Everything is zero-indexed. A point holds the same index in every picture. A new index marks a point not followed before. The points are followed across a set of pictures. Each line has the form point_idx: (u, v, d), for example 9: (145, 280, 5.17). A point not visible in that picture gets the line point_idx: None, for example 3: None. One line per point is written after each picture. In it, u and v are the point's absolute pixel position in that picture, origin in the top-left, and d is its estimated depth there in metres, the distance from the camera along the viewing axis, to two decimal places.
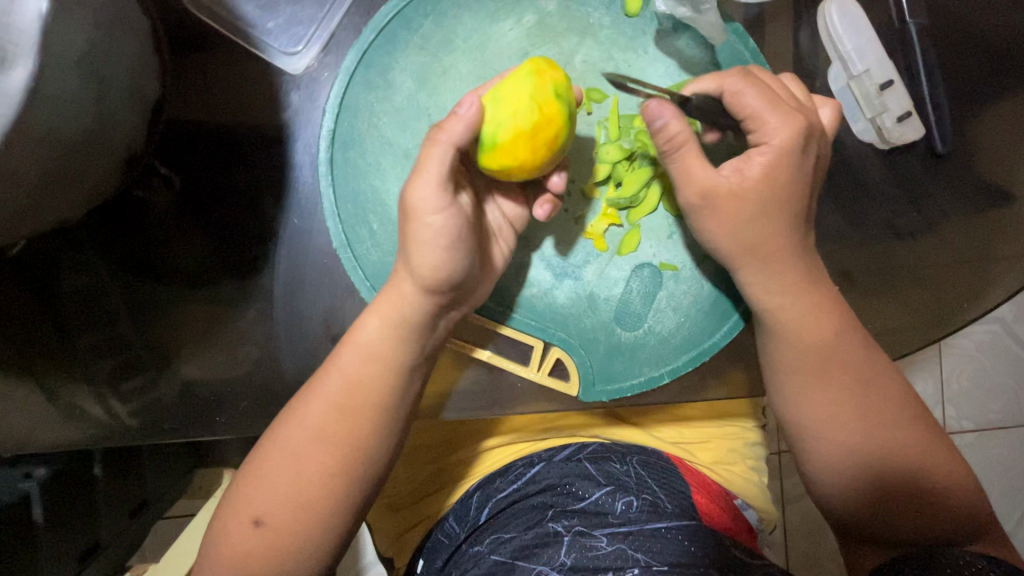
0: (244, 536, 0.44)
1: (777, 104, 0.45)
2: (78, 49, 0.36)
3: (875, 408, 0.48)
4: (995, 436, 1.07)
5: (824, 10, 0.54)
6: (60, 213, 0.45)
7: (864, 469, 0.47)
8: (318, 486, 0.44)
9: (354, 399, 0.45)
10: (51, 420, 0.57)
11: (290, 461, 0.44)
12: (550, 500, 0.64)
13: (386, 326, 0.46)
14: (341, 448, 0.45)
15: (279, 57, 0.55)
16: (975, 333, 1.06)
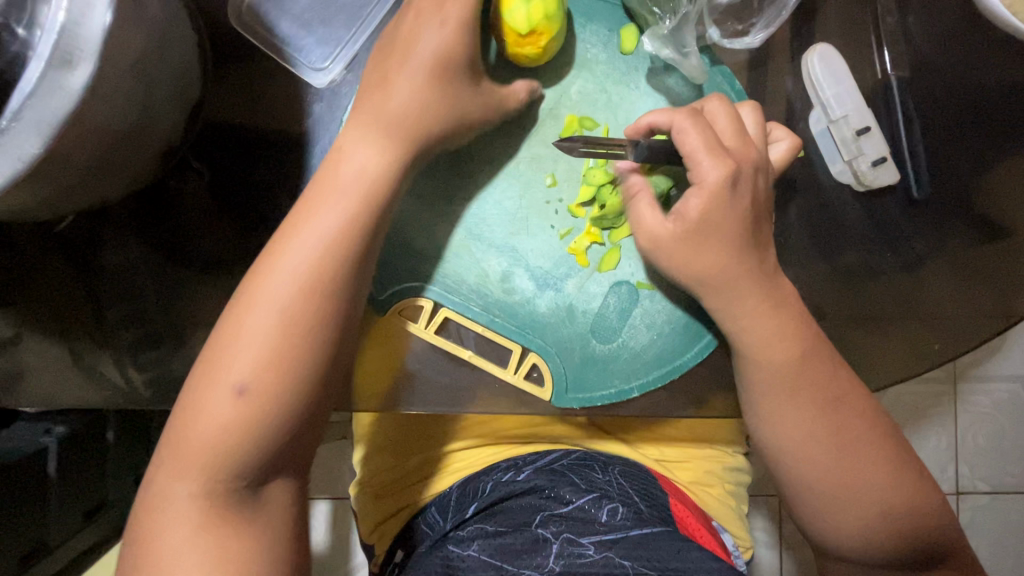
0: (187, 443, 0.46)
1: (715, 148, 0.51)
2: (134, 53, 0.42)
3: (843, 430, 0.52)
4: (1010, 501, 1.07)
5: (805, 60, 0.58)
6: (104, 192, 0.52)
7: (830, 481, 0.52)
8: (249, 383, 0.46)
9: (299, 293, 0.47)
10: (77, 381, 0.63)
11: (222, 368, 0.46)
12: (537, 502, 0.66)
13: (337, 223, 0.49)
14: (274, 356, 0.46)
15: (309, 73, 0.62)
16: (993, 391, 1.05)
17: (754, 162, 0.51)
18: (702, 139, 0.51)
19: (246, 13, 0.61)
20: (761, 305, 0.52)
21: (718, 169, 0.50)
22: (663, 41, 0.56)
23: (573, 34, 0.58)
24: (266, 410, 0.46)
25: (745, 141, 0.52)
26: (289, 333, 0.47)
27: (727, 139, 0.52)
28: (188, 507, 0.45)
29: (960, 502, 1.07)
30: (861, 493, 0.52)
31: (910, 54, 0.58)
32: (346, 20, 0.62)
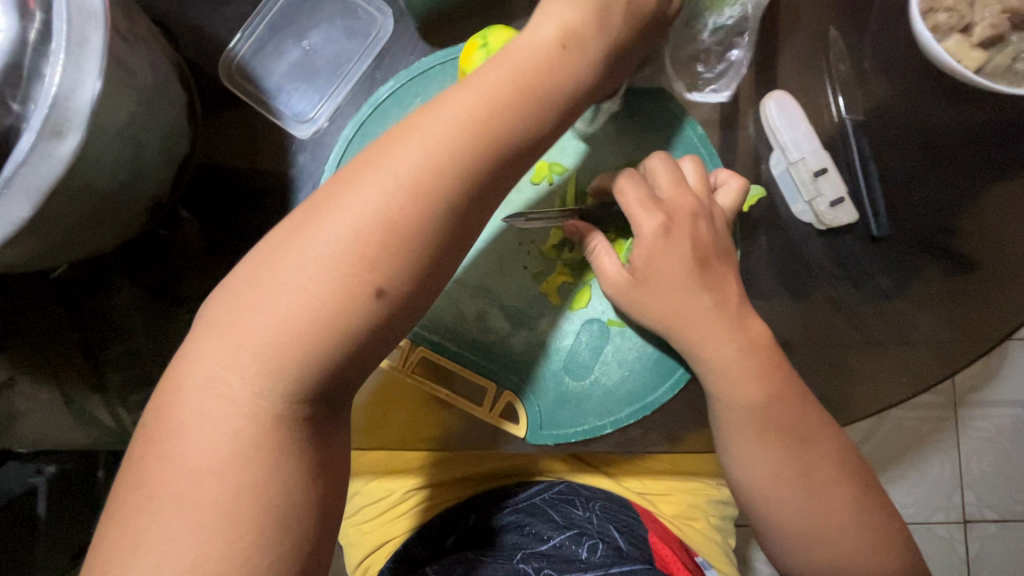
0: (211, 420, 0.36)
1: (653, 200, 0.53)
2: (122, 118, 0.45)
3: (813, 466, 0.53)
4: (1020, 529, 1.05)
5: (763, 106, 0.61)
6: (96, 244, 0.55)
7: (806, 519, 0.53)
8: (280, 356, 0.36)
9: (353, 249, 0.36)
10: (66, 423, 0.65)
11: (250, 332, 0.37)
12: (517, 541, 0.70)
13: (417, 170, 0.38)
14: (317, 331, 0.36)
15: (294, 125, 0.65)
16: (995, 416, 1.05)
17: (695, 210, 0.53)
18: (640, 194, 0.53)
19: (236, 70, 0.64)
20: (730, 343, 0.53)
21: (652, 221, 0.52)
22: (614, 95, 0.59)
23: None
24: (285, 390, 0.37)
25: (684, 188, 0.54)
26: (331, 303, 0.36)
27: (665, 193, 0.54)
28: (183, 505, 0.35)
29: (969, 532, 1.05)
30: (837, 531, 0.53)
31: (863, 99, 0.61)
32: (330, 75, 0.65)
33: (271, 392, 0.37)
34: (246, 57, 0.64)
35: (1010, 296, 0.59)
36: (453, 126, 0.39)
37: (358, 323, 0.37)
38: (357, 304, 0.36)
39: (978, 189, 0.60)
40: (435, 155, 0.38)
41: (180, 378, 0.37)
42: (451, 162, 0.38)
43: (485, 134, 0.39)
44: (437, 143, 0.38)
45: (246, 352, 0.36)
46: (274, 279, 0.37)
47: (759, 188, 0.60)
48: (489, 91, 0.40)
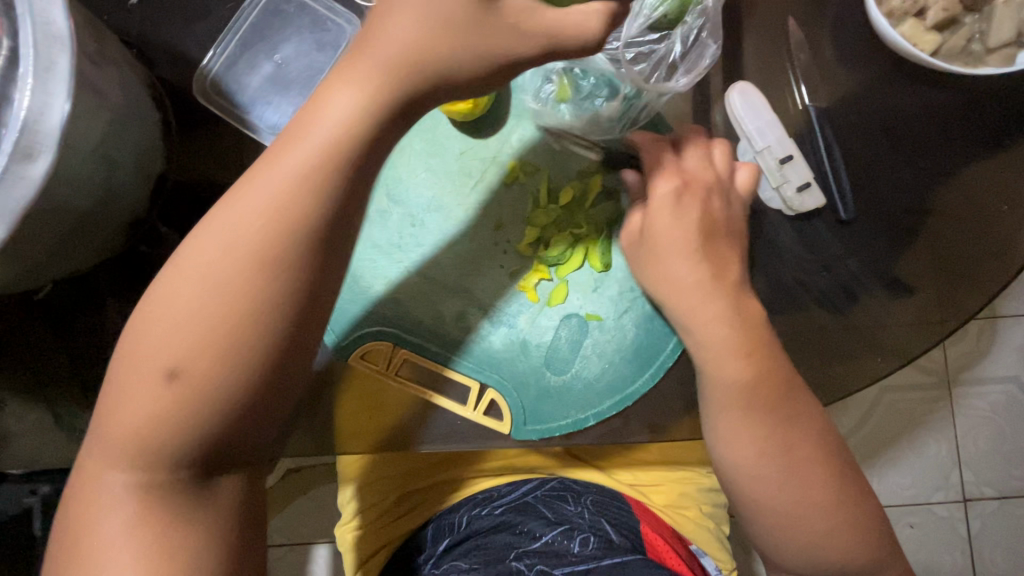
0: (101, 492, 0.41)
1: (676, 168, 0.58)
2: (94, 139, 0.46)
3: (794, 448, 0.54)
4: (1018, 505, 1.06)
5: (727, 98, 0.61)
6: (76, 262, 0.55)
7: (788, 500, 0.54)
8: (152, 437, 0.40)
9: (176, 333, 0.39)
10: (56, 441, 0.66)
11: (106, 427, 0.40)
12: (509, 540, 0.70)
13: (217, 247, 0.39)
14: (159, 413, 0.39)
15: (268, 137, 0.65)
16: (987, 393, 1.06)
17: (712, 185, 0.57)
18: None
19: (209, 86, 0.65)
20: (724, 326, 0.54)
21: (666, 187, 0.57)
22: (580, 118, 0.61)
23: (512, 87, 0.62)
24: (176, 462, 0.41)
25: (709, 166, 0.58)
26: (170, 385, 0.39)
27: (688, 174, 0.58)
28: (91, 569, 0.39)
29: (968, 510, 1.06)
30: (817, 510, 0.54)
31: (827, 86, 0.62)
32: (303, 87, 0.66)
33: (143, 473, 0.41)
34: (218, 72, 0.65)
35: (980, 272, 0.60)
36: (262, 196, 0.39)
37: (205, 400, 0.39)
38: (183, 387, 0.39)
39: (944, 169, 0.61)
40: (254, 232, 0.38)
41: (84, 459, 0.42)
42: (261, 232, 0.38)
43: (295, 196, 0.39)
44: (230, 236, 0.39)
45: (117, 440, 0.40)
46: (122, 374, 0.40)
47: None
48: (290, 155, 0.39)
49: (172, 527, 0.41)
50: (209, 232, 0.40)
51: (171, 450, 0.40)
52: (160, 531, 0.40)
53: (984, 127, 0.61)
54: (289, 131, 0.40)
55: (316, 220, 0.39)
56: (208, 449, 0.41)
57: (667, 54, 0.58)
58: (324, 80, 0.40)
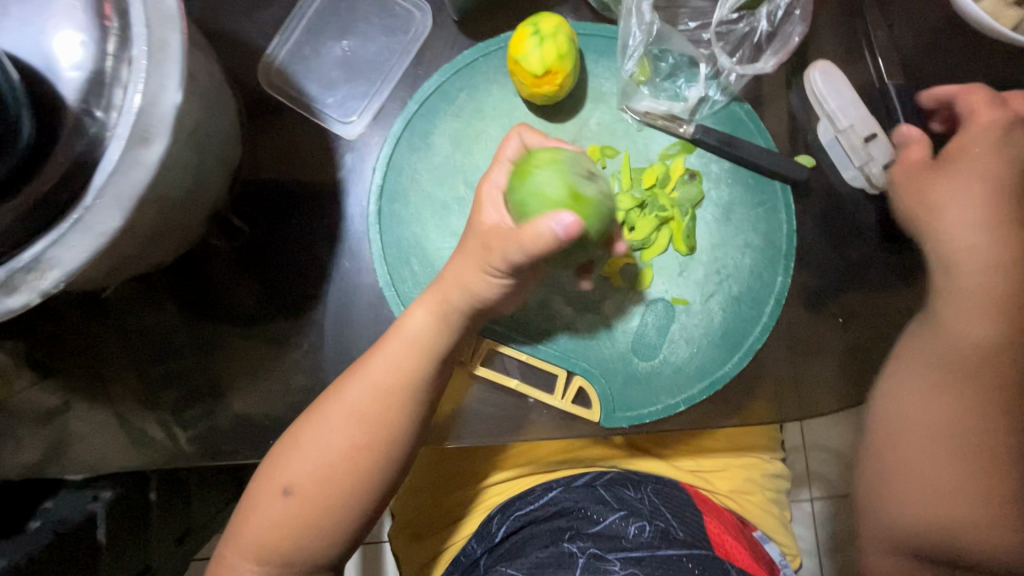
0: (260, 514, 0.51)
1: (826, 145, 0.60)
2: (190, 126, 0.45)
3: (921, 417, 0.55)
4: None
5: (807, 77, 0.62)
6: (159, 256, 0.54)
7: (898, 465, 0.55)
8: (323, 480, 0.51)
9: (347, 427, 0.52)
10: (122, 443, 0.64)
11: (280, 468, 0.52)
12: (567, 523, 0.67)
13: (382, 372, 0.53)
14: (323, 479, 0.51)
15: (338, 126, 0.64)
16: None
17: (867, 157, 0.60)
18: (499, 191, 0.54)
19: (276, 75, 0.64)
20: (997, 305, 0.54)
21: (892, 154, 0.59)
22: (662, 98, 0.61)
23: (587, 72, 0.63)
24: (337, 497, 0.51)
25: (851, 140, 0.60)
26: (335, 462, 0.51)
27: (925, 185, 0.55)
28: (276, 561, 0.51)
29: None
30: (941, 483, 0.53)
31: (901, 65, 0.62)
32: (372, 75, 0.65)
33: (302, 502, 0.50)
34: (285, 62, 0.64)
35: None
36: (438, 307, 0.54)
37: (387, 452, 0.53)
38: (370, 437, 0.52)
39: None
40: (434, 330, 0.54)
41: (253, 489, 0.53)
42: (412, 371, 0.53)
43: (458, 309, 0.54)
44: (414, 336, 0.53)
45: (291, 472, 0.51)
46: (307, 431, 0.52)
47: (809, 158, 0.62)
48: (438, 304, 0.53)
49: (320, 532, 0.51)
50: (397, 336, 0.54)
51: (323, 507, 0.51)
52: (307, 543, 0.51)
53: None
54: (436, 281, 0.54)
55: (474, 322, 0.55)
56: (367, 490, 0.52)
57: (751, 32, 0.58)
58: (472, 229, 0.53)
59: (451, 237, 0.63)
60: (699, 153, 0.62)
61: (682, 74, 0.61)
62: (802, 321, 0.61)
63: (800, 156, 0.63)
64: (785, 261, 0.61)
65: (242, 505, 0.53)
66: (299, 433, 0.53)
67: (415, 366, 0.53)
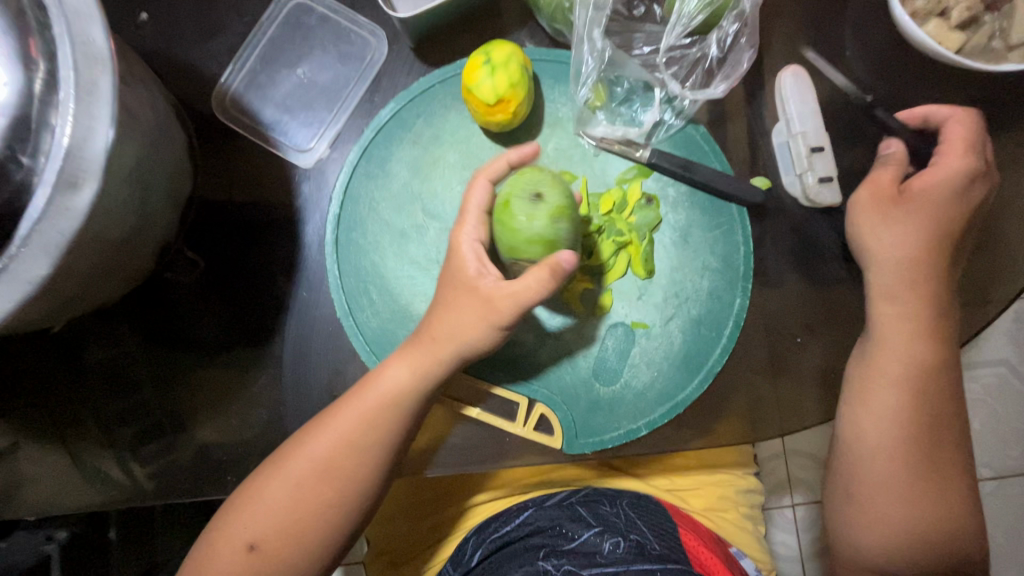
0: (220, 565, 0.50)
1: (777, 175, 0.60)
2: (129, 164, 0.44)
3: (875, 434, 0.55)
4: (1017, 484, 1.08)
5: (779, 77, 0.63)
6: (107, 294, 0.53)
7: (878, 500, 0.55)
8: (287, 531, 0.50)
9: (313, 482, 0.51)
10: (76, 484, 0.62)
11: (243, 522, 0.50)
12: (542, 540, 0.66)
13: (351, 425, 0.51)
14: (287, 533, 0.50)
15: (294, 154, 0.64)
16: (981, 376, 1.08)
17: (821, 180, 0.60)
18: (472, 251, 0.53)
19: (231, 105, 0.63)
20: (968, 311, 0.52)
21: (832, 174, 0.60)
22: (618, 124, 0.62)
23: (543, 97, 0.63)
24: (301, 546, 0.50)
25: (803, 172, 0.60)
26: (298, 514, 0.50)
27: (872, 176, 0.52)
28: None
29: None
30: (891, 491, 0.55)
31: (849, 87, 0.64)
32: (328, 102, 0.65)
33: (264, 552, 0.50)
34: (239, 91, 0.64)
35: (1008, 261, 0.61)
36: (412, 361, 0.53)
37: (351, 498, 0.52)
38: (337, 487, 0.51)
39: None
40: (410, 381, 0.52)
41: (213, 534, 0.51)
42: (382, 424, 0.52)
43: (434, 361, 0.53)
44: (389, 390, 0.52)
45: (255, 521, 0.50)
46: (271, 481, 0.51)
47: (764, 179, 0.63)
48: (416, 361, 0.53)
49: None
50: (369, 388, 0.53)
51: (287, 560, 0.50)
52: None
53: (998, 122, 0.63)
54: (417, 334, 0.54)
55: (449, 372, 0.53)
56: (332, 538, 0.51)
57: (702, 57, 0.60)
58: (451, 278, 0.53)
59: (409, 265, 0.63)
60: (655, 177, 0.63)
61: (637, 98, 0.62)
62: (761, 342, 0.61)
63: (756, 176, 0.63)
64: (744, 282, 0.61)
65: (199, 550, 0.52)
66: (262, 483, 0.51)
67: (384, 419, 0.52)
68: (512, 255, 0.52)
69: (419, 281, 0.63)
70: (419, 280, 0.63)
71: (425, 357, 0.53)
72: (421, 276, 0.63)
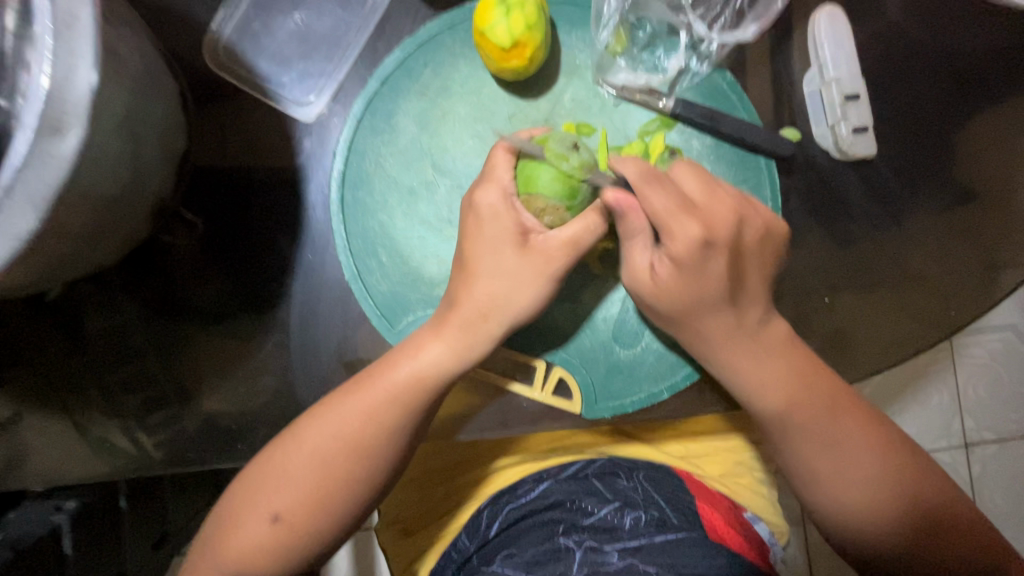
0: (241, 536, 0.48)
1: (686, 207, 0.48)
2: (118, 113, 0.40)
3: (852, 420, 0.52)
4: (1018, 446, 1.07)
5: (814, 19, 0.59)
6: (101, 257, 0.50)
7: (859, 497, 0.51)
8: (306, 503, 0.48)
9: (334, 456, 0.48)
10: (82, 454, 0.60)
11: (263, 496, 0.48)
12: (558, 516, 0.63)
13: (379, 403, 0.49)
14: (312, 506, 0.48)
15: (293, 108, 0.60)
16: (987, 341, 1.07)
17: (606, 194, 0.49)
18: (498, 204, 0.50)
19: (224, 55, 0.59)
20: (719, 329, 0.52)
21: (665, 196, 0.48)
22: (640, 71, 0.59)
23: (560, 42, 0.59)
24: (322, 518, 0.49)
25: (714, 196, 0.49)
26: (322, 487, 0.48)
27: (697, 200, 0.49)
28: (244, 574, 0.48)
29: (971, 455, 1.07)
30: (872, 485, 0.51)
31: (881, 34, 0.60)
32: (328, 52, 0.60)
33: (281, 523, 0.48)
34: (233, 39, 0.59)
35: None
36: (447, 337, 0.50)
37: (367, 469, 0.49)
38: (363, 460, 0.49)
39: (1002, 113, 0.60)
40: (449, 358, 0.50)
41: (229, 500, 0.50)
42: (411, 404, 0.49)
43: (471, 337, 0.50)
44: (422, 367, 0.50)
45: (277, 490, 0.48)
46: (292, 452, 0.49)
47: (795, 131, 0.59)
48: (460, 337, 0.50)
49: (297, 551, 0.49)
50: (400, 365, 0.50)
51: (310, 532, 0.49)
52: (287, 562, 0.49)
53: None
54: (458, 306, 0.50)
55: (481, 348, 0.51)
56: (351, 506, 0.50)
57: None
58: (489, 239, 0.50)
59: (419, 225, 0.60)
60: (679, 129, 0.59)
61: (661, 44, 0.59)
62: (784, 302, 0.59)
63: (785, 129, 0.60)
64: None
65: (215, 520, 0.50)
66: (280, 454, 0.49)
67: (408, 392, 0.49)
68: (528, 187, 0.50)
69: (430, 242, 0.60)
70: (430, 241, 0.60)
71: (460, 337, 0.50)
72: (432, 237, 0.60)
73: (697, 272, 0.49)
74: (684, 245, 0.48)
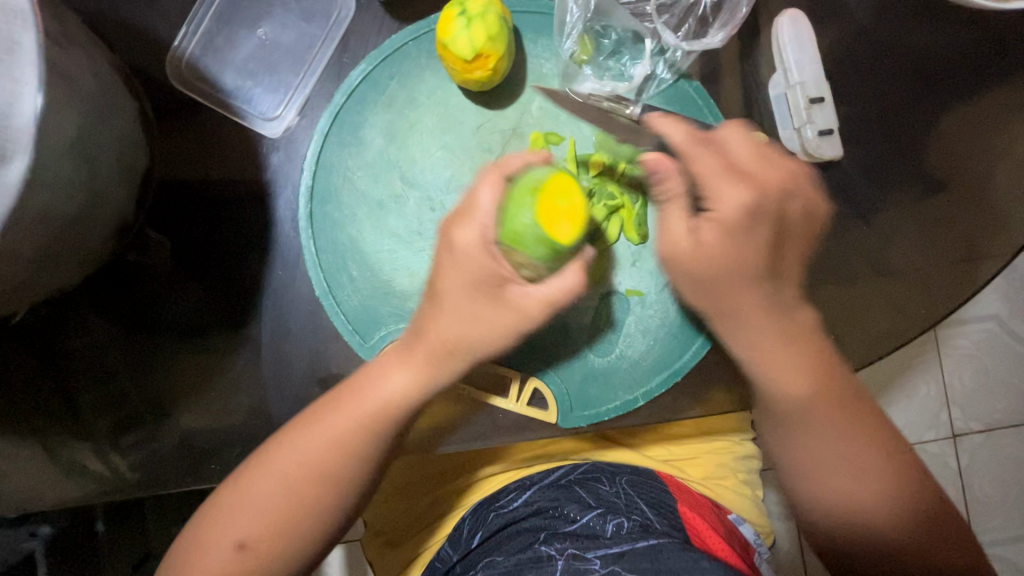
0: (208, 560, 0.47)
1: (733, 168, 0.47)
2: (70, 135, 0.40)
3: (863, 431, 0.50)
4: (1004, 435, 1.08)
5: (776, 23, 0.59)
6: (60, 281, 0.49)
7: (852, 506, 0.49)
8: (273, 525, 0.48)
9: (301, 478, 0.48)
10: (53, 479, 0.59)
11: (230, 520, 0.48)
12: (540, 523, 0.62)
13: (344, 425, 0.48)
14: (279, 529, 0.48)
15: (260, 123, 0.59)
16: (970, 332, 1.08)
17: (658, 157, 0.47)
18: (476, 247, 0.45)
19: (187, 71, 0.58)
20: (755, 304, 0.48)
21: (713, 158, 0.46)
22: (606, 78, 0.58)
23: (526, 52, 0.59)
24: (292, 539, 0.48)
25: (766, 165, 0.48)
26: (290, 510, 0.48)
27: (748, 166, 0.47)
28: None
29: (959, 445, 1.08)
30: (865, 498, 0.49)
31: (845, 35, 0.61)
32: (294, 65, 0.60)
33: (250, 546, 0.47)
34: (196, 55, 0.59)
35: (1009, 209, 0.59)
36: (412, 366, 0.49)
37: (339, 486, 0.49)
38: (331, 482, 0.48)
39: (968, 110, 0.60)
40: (414, 387, 0.49)
41: (199, 523, 0.49)
42: (376, 424, 0.49)
43: (438, 372, 0.48)
44: (387, 395, 0.49)
45: (243, 516, 0.47)
46: (258, 477, 0.48)
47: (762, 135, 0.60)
48: (422, 370, 0.49)
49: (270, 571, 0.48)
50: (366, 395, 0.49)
51: (279, 555, 0.48)
52: None
53: (1000, 67, 0.60)
54: (421, 338, 0.49)
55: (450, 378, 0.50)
56: (322, 525, 0.49)
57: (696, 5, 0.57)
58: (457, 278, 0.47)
59: (389, 238, 0.59)
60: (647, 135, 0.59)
61: (626, 51, 0.59)
62: None
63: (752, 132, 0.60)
64: None
65: (183, 543, 0.49)
66: (247, 479, 0.49)
67: (373, 410, 0.49)
68: (512, 242, 0.45)
69: (401, 255, 0.59)
70: (401, 254, 0.59)
71: (423, 369, 0.49)
72: (402, 251, 0.60)
73: (743, 235, 0.46)
74: (731, 204, 0.45)
